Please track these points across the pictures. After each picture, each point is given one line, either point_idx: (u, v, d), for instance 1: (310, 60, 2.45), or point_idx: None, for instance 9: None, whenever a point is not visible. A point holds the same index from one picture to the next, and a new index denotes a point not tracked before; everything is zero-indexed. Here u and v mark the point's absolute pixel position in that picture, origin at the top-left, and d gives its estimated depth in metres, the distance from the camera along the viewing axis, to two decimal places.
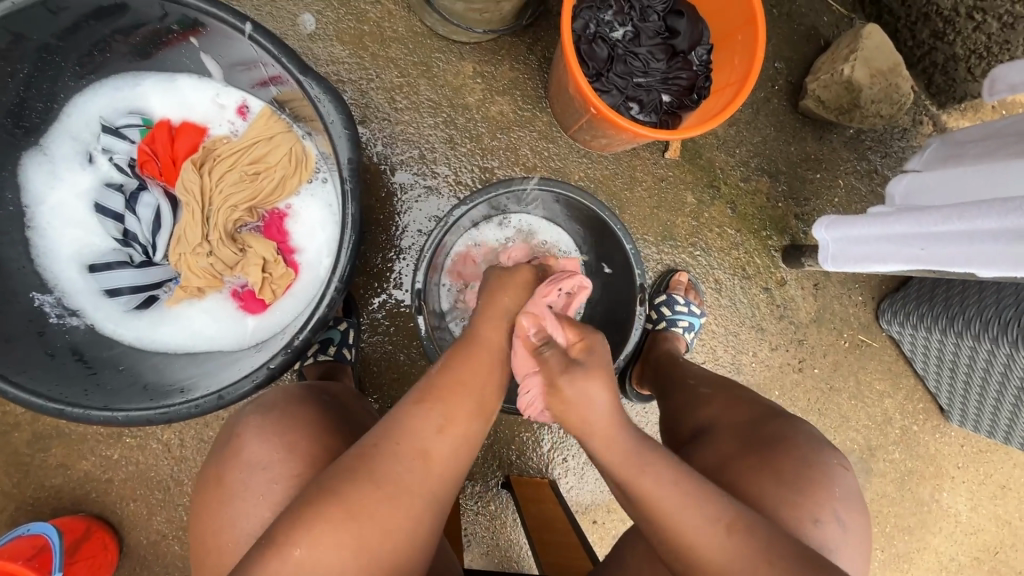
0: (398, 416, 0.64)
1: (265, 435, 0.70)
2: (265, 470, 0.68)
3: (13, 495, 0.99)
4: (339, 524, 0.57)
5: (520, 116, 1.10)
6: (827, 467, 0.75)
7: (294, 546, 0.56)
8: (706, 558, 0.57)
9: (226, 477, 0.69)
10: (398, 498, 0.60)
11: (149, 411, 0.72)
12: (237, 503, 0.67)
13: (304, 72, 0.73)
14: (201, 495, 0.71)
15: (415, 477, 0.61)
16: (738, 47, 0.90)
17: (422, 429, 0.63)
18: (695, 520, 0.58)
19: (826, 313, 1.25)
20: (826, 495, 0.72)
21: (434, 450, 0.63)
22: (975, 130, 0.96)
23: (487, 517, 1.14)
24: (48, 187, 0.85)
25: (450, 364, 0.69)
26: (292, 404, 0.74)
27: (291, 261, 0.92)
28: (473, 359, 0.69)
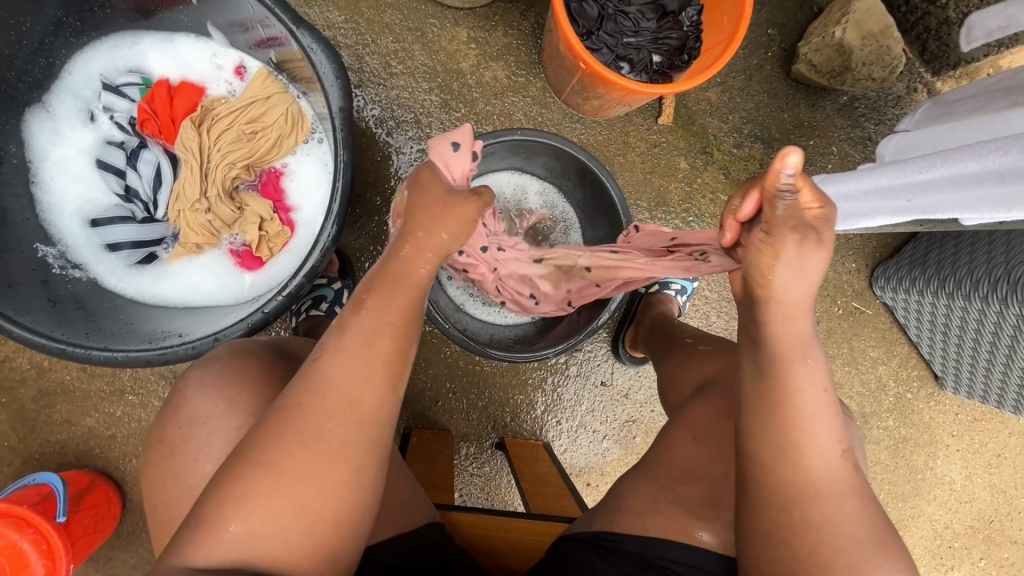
0: (321, 369, 0.58)
1: (205, 388, 0.69)
2: (206, 424, 0.68)
3: (18, 450, 1.02)
4: (273, 488, 0.54)
5: (514, 82, 1.12)
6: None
7: (227, 521, 0.53)
8: (814, 472, 0.56)
9: (170, 433, 0.69)
10: (331, 455, 0.56)
11: (148, 353, 0.75)
12: (182, 458, 0.68)
13: (297, 23, 0.75)
14: (150, 455, 0.71)
15: (341, 428, 0.56)
16: (727, 6, 0.90)
17: (341, 381, 0.57)
18: (826, 442, 0.57)
19: (820, 280, 1.26)
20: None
21: (363, 399, 0.57)
22: (965, 89, 0.97)
23: (481, 478, 1.16)
24: (51, 143, 0.87)
25: (364, 301, 0.60)
26: (238, 356, 0.73)
27: (287, 219, 0.93)
28: (386, 294, 0.60)
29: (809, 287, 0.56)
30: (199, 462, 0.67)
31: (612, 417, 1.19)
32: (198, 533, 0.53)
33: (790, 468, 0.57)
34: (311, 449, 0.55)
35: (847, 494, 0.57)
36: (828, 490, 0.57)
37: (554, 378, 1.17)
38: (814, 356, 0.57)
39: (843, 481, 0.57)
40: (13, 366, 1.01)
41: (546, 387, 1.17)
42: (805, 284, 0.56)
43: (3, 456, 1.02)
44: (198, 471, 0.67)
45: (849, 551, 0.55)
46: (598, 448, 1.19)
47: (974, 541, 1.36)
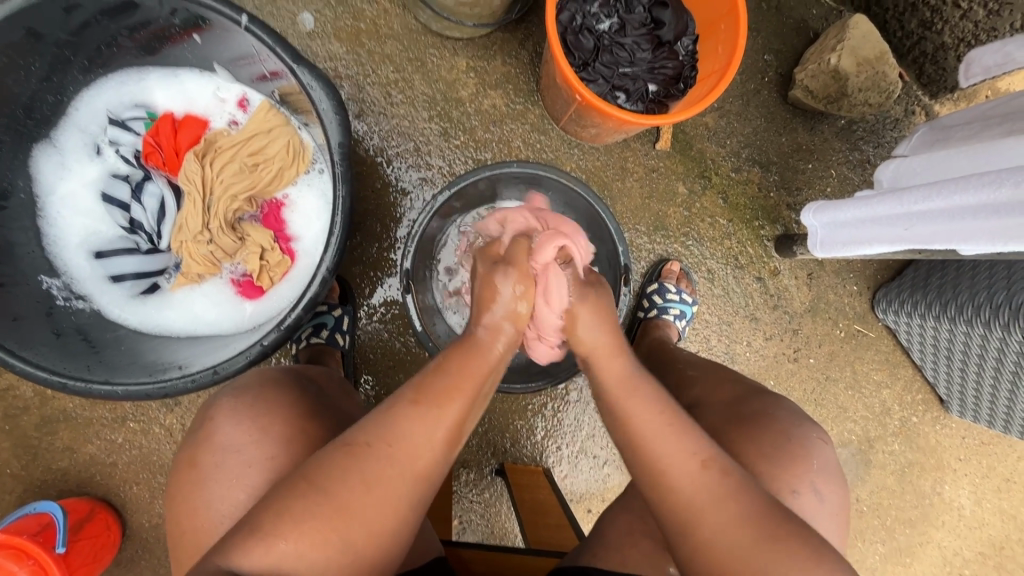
0: (395, 418, 0.62)
1: (239, 417, 0.71)
2: (238, 453, 0.69)
3: (21, 477, 1.02)
4: (326, 522, 0.57)
5: (513, 109, 1.13)
6: (807, 440, 0.75)
7: (280, 539, 0.55)
8: (678, 487, 0.61)
9: (200, 460, 0.70)
10: (384, 500, 0.60)
11: (165, 383, 0.76)
12: (209, 486, 0.68)
13: (296, 60, 0.76)
14: (175, 481, 0.71)
15: (399, 478, 0.60)
16: (721, 37, 0.92)
17: (411, 433, 0.62)
18: (678, 458, 0.62)
19: (821, 303, 1.25)
20: (804, 467, 0.72)
21: (423, 457, 0.62)
22: (961, 114, 0.97)
23: (482, 505, 1.15)
24: (58, 176, 0.89)
25: (446, 364, 0.66)
26: (270, 387, 0.75)
27: (288, 248, 0.95)
28: (472, 365, 0.66)
29: (599, 327, 0.70)
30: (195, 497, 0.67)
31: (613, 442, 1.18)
32: (244, 542, 0.55)
33: (656, 497, 0.63)
34: (371, 491, 0.59)
35: (720, 498, 0.59)
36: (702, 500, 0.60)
37: (554, 403, 1.16)
38: (639, 389, 0.67)
39: (711, 490, 0.60)
40: (17, 394, 1.02)
41: (547, 412, 1.16)
42: (599, 335, 0.70)
43: (6, 484, 1.02)
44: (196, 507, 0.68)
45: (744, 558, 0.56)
46: (599, 474, 1.18)
47: (985, 568, 1.33)
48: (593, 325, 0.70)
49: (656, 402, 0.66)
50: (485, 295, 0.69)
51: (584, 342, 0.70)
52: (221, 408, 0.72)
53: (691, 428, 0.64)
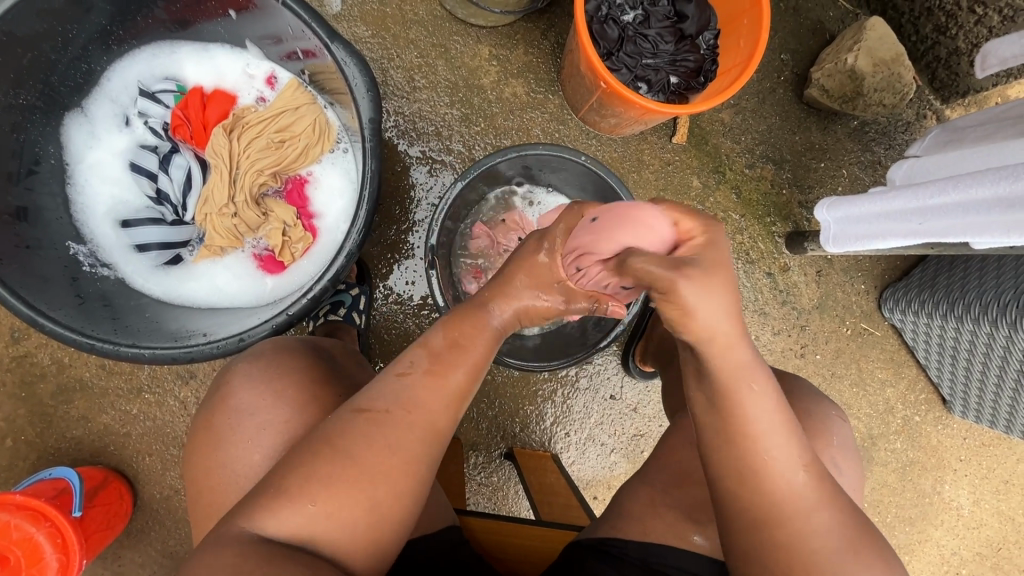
0: (408, 385, 0.62)
1: (254, 381, 0.72)
2: (253, 416, 0.70)
3: (34, 444, 1.03)
4: (352, 483, 0.57)
5: (533, 98, 1.15)
6: (826, 416, 0.77)
7: (309, 503, 0.56)
8: (772, 486, 0.58)
9: (212, 425, 0.71)
10: (405, 462, 0.60)
11: (193, 350, 0.77)
12: (225, 446, 0.70)
13: (332, 38, 0.77)
14: (194, 442, 0.72)
15: (417, 442, 0.61)
16: (743, 31, 0.94)
17: (422, 398, 0.62)
18: (785, 458, 0.59)
19: (829, 300, 1.27)
20: (825, 440, 0.74)
21: (438, 419, 0.62)
22: (974, 117, 0.99)
23: (489, 488, 1.16)
24: (88, 145, 0.90)
25: (451, 323, 0.67)
26: (284, 353, 0.75)
27: (310, 225, 0.96)
28: (473, 325, 0.67)
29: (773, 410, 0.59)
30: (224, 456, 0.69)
31: (621, 430, 1.20)
32: (266, 511, 0.55)
33: (745, 487, 0.59)
34: (392, 450, 0.59)
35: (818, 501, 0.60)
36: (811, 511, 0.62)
37: (564, 389, 1.18)
38: (758, 380, 0.58)
39: (807, 495, 0.59)
40: (35, 361, 1.02)
41: (557, 398, 1.18)
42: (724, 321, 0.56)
43: (20, 450, 1.03)
44: (224, 469, 0.69)
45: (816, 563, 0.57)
46: (606, 461, 1.20)
47: (981, 568, 1.35)
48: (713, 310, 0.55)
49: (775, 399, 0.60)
50: (501, 287, 0.70)
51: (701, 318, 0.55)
52: (232, 376, 0.73)
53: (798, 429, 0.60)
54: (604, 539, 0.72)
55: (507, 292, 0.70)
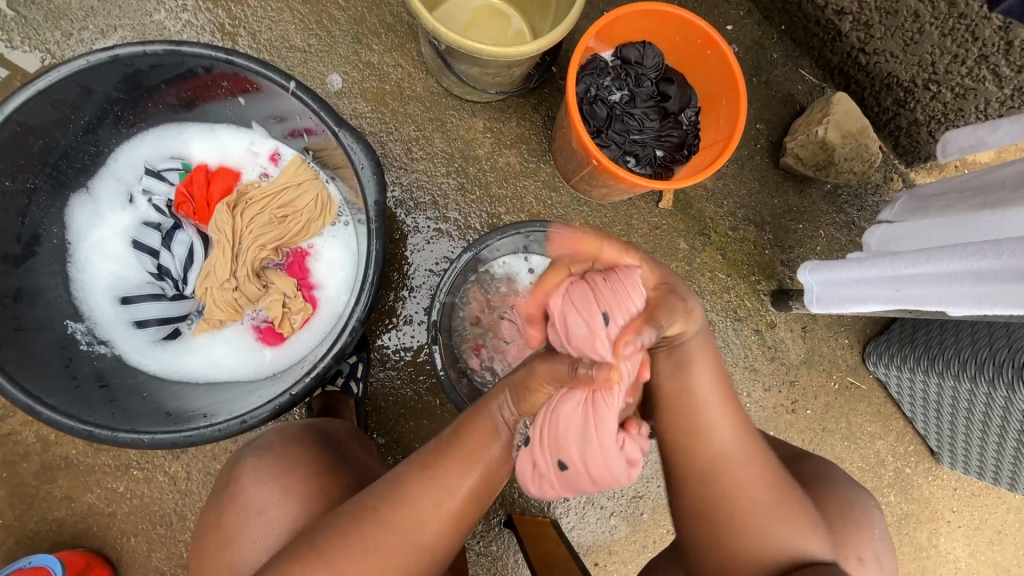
0: (402, 487, 0.62)
1: (262, 476, 0.71)
2: (262, 514, 0.69)
3: (13, 527, 0.99)
4: None
5: (526, 167, 1.20)
6: (866, 507, 0.72)
7: None
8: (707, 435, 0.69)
9: (224, 521, 0.70)
10: (382, 569, 0.59)
11: (192, 433, 0.76)
12: (237, 547, 0.68)
13: (339, 124, 0.81)
14: (203, 540, 0.71)
15: (399, 551, 0.60)
16: (722, 111, 1.01)
17: (415, 502, 0.61)
18: (716, 416, 0.69)
19: (815, 355, 1.31)
20: (868, 536, 0.68)
21: (424, 531, 0.61)
22: (939, 185, 1.06)
23: (489, 558, 1.14)
24: (91, 225, 0.90)
25: (461, 431, 0.64)
26: (292, 444, 0.74)
27: (310, 296, 0.97)
28: (485, 433, 0.63)
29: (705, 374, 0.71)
30: (234, 553, 0.68)
31: (620, 493, 1.19)
32: None
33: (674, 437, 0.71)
34: (366, 553, 0.59)
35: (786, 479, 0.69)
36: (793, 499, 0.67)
37: None
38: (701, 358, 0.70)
39: (738, 445, 0.68)
40: (18, 440, 0.99)
41: None
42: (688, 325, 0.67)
43: None
44: (234, 565, 0.68)
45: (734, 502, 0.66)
46: (605, 526, 1.18)
47: None
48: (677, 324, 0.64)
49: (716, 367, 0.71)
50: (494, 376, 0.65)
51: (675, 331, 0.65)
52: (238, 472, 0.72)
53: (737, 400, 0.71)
54: None
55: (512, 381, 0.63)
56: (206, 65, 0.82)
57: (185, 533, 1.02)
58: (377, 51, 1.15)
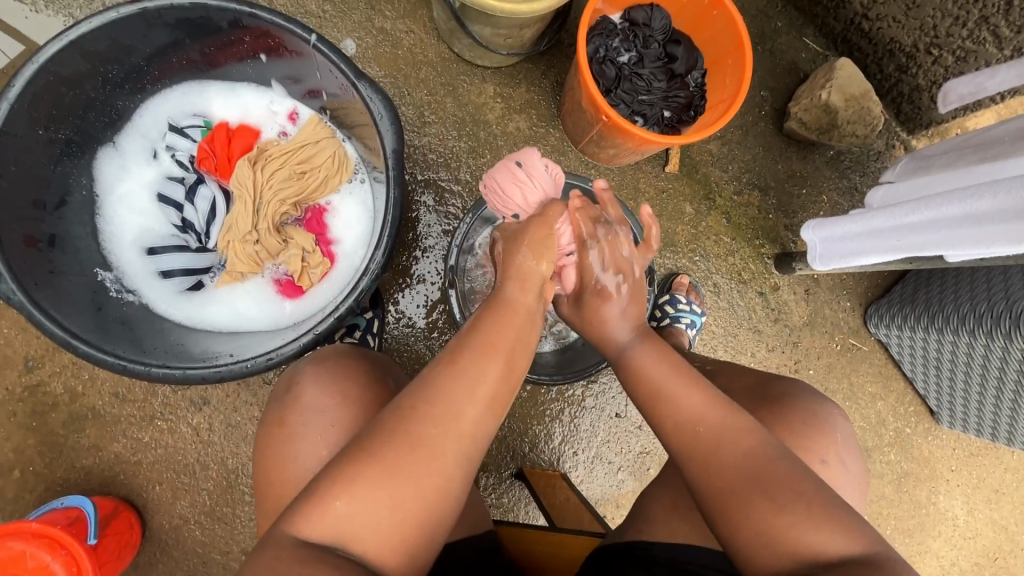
0: (434, 379, 0.63)
1: (323, 381, 0.75)
2: (323, 414, 0.73)
3: (43, 475, 1.03)
4: (377, 482, 0.58)
5: (536, 132, 1.23)
6: (827, 416, 0.78)
7: (336, 498, 0.57)
8: (681, 429, 0.68)
9: (288, 420, 0.73)
10: (431, 456, 0.60)
11: (222, 369, 0.79)
12: (300, 443, 0.72)
13: (358, 76, 0.83)
14: (264, 441, 0.74)
15: (445, 437, 0.61)
16: (729, 70, 1.03)
17: (449, 389, 0.62)
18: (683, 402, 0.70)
19: (818, 317, 1.34)
20: (828, 439, 0.75)
21: (462, 417, 0.62)
22: (939, 146, 1.09)
23: (501, 510, 1.18)
24: (118, 179, 0.94)
25: (481, 325, 0.68)
26: (343, 357, 0.79)
27: (328, 251, 1.00)
28: (507, 315, 0.69)
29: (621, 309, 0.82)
30: (303, 449, 0.71)
31: (627, 448, 1.22)
32: (303, 505, 0.57)
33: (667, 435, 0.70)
34: (414, 445, 0.60)
35: (722, 442, 0.65)
36: (694, 441, 0.67)
37: (571, 409, 1.20)
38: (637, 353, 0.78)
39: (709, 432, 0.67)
40: (47, 390, 1.03)
41: (564, 418, 1.20)
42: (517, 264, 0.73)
43: (28, 482, 1.02)
44: (299, 460, 0.71)
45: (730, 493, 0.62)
46: (613, 480, 1.22)
47: None
48: (517, 258, 0.73)
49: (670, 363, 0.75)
50: (505, 264, 0.73)
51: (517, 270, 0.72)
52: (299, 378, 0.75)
53: (698, 379, 0.72)
54: (631, 542, 0.76)
55: (506, 263, 0.74)
56: (231, 20, 0.84)
57: (208, 482, 1.06)
58: (390, 17, 1.18)
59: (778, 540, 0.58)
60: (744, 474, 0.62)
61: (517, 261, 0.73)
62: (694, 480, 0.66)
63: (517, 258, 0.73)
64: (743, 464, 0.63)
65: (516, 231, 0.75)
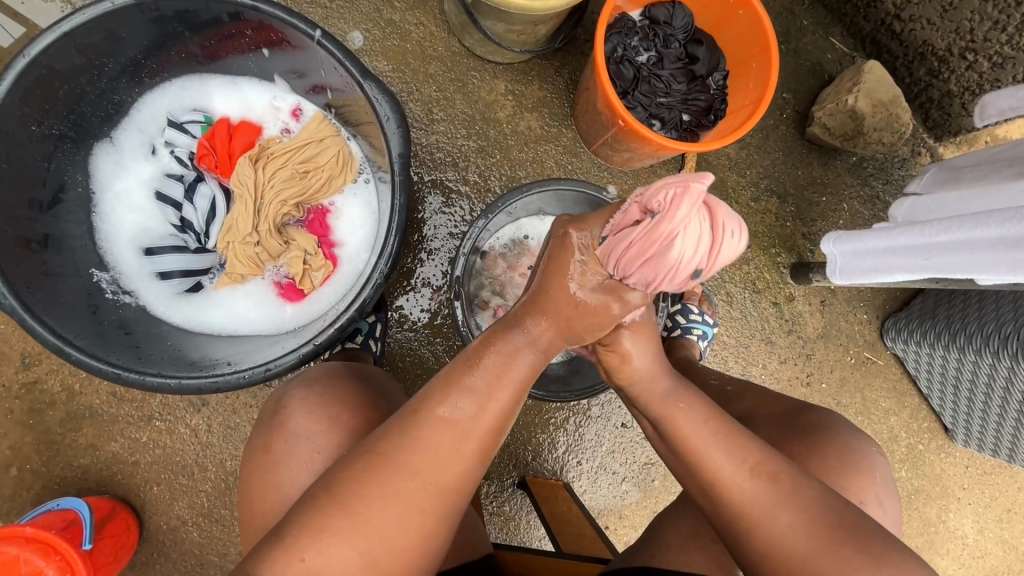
0: (417, 427, 0.62)
1: (310, 406, 0.73)
2: (309, 440, 0.71)
3: (40, 473, 1.01)
4: (348, 533, 0.57)
5: (548, 132, 1.18)
6: (867, 452, 0.75)
7: (305, 551, 0.56)
8: (732, 494, 0.64)
9: (274, 446, 0.72)
10: (409, 507, 0.60)
11: (219, 379, 0.77)
12: (284, 470, 0.70)
13: (365, 76, 0.79)
14: (249, 467, 0.74)
15: (422, 490, 0.60)
16: (753, 73, 0.98)
17: (433, 437, 0.61)
18: (731, 466, 0.64)
19: (833, 329, 1.30)
20: (868, 478, 0.72)
21: (447, 467, 0.61)
22: (971, 156, 1.04)
23: (501, 518, 1.16)
24: (116, 176, 0.91)
25: (477, 363, 0.65)
26: (336, 380, 0.77)
27: (331, 254, 0.97)
28: (506, 357, 0.66)
29: (650, 358, 0.73)
30: (289, 476, 0.70)
31: (633, 459, 1.20)
32: (270, 556, 0.56)
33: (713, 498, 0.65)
34: (388, 498, 0.59)
35: (777, 508, 0.62)
36: (752, 512, 0.62)
37: (577, 418, 1.18)
38: (682, 405, 0.70)
39: (760, 498, 0.63)
40: (44, 388, 1.01)
41: (569, 427, 1.18)
42: (560, 290, 0.66)
43: (25, 480, 1.01)
44: (284, 487, 0.70)
45: (802, 556, 0.59)
46: (617, 491, 1.20)
47: None
48: (565, 285, 0.66)
49: (702, 413, 0.69)
50: (536, 299, 0.68)
51: (557, 296, 0.66)
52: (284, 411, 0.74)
53: (738, 430, 0.67)
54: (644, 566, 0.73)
55: (537, 293, 0.68)
56: (232, 12, 0.80)
57: (207, 484, 1.05)
58: (399, 8, 1.13)
59: None
60: (812, 534, 0.60)
61: (571, 279, 0.65)
62: (749, 548, 0.63)
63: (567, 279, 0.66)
64: (808, 526, 0.60)
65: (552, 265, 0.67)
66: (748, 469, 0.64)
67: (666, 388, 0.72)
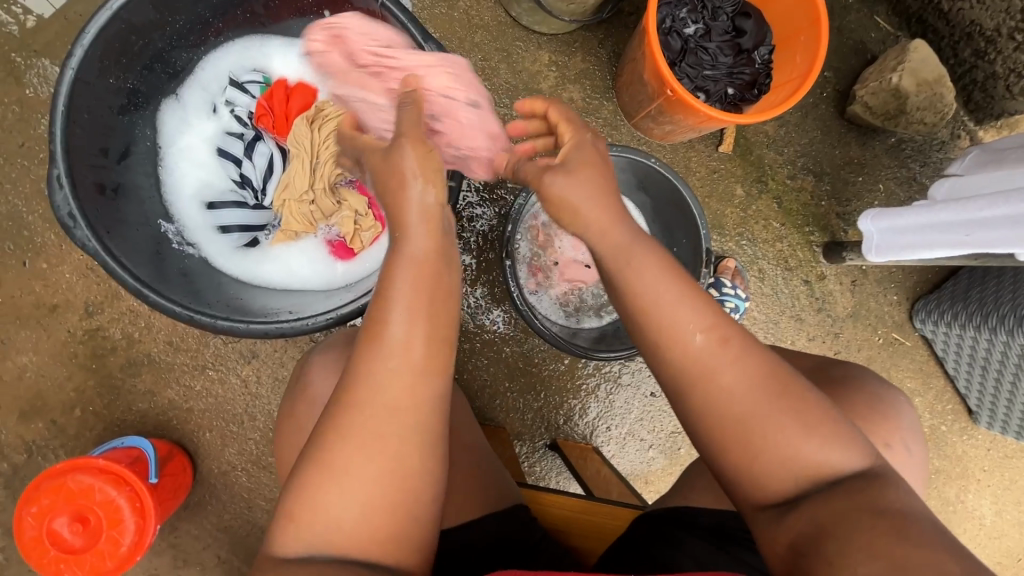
0: (368, 366, 0.58)
1: (326, 371, 0.76)
2: (327, 402, 0.74)
3: (102, 415, 1.07)
4: (351, 475, 0.57)
5: (589, 104, 1.20)
6: (894, 401, 0.77)
7: (324, 504, 0.57)
8: (676, 359, 0.63)
9: (299, 409, 0.76)
10: (386, 437, 0.57)
11: (284, 325, 0.81)
12: (309, 433, 0.74)
13: (425, 38, 0.80)
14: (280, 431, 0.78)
15: (400, 420, 0.58)
16: (800, 47, 0.99)
17: (378, 369, 0.58)
18: (682, 328, 0.63)
19: (862, 309, 1.31)
20: (895, 425, 0.74)
21: (404, 388, 0.58)
22: (1014, 138, 1.04)
23: (533, 477, 1.21)
24: (180, 132, 0.95)
25: (390, 279, 0.59)
26: (346, 342, 0.80)
27: (380, 215, 0.98)
28: (418, 264, 0.59)
29: (590, 190, 0.66)
30: (314, 438, 0.74)
31: (660, 427, 1.24)
32: (285, 530, 0.57)
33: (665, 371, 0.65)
34: (371, 436, 0.57)
35: (717, 372, 0.61)
36: (692, 370, 0.62)
37: (608, 385, 1.22)
38: (633, 254, 0.65)
39: (703, 366, 0.62)
40: (106, 334, 1.06)
41: (600, 393, 1.22)
42: (415, 202, 0.60)
43: (87, 421, 1.07)
44: None
45: (736, 424, 0.61)
46: (643, 457, 1.24)
47: None
48: (417, 191, 0.60)
49: (660, 267, 0.65)
50: (397, 199, 0.60)
51: (402, 206, 0.60)
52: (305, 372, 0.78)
53: (689, 292, 0.64)
54: (679, 507, 0.78)
55: (392, 205, 0.61)
56: None
57: (256, 432, 1.10)
58: None
59: (797, 455, 0.60)
60: (749, 407, 0.61)
61: (407, 193, 0.60)
62: (691, 421, 0.64)
63: (411, 190, 0.59)
64: (754, 389, 0.61)
65: (391, 165, 0.61)
66: (702, 325, 0.62)
67: (622, 239, 0.65)
